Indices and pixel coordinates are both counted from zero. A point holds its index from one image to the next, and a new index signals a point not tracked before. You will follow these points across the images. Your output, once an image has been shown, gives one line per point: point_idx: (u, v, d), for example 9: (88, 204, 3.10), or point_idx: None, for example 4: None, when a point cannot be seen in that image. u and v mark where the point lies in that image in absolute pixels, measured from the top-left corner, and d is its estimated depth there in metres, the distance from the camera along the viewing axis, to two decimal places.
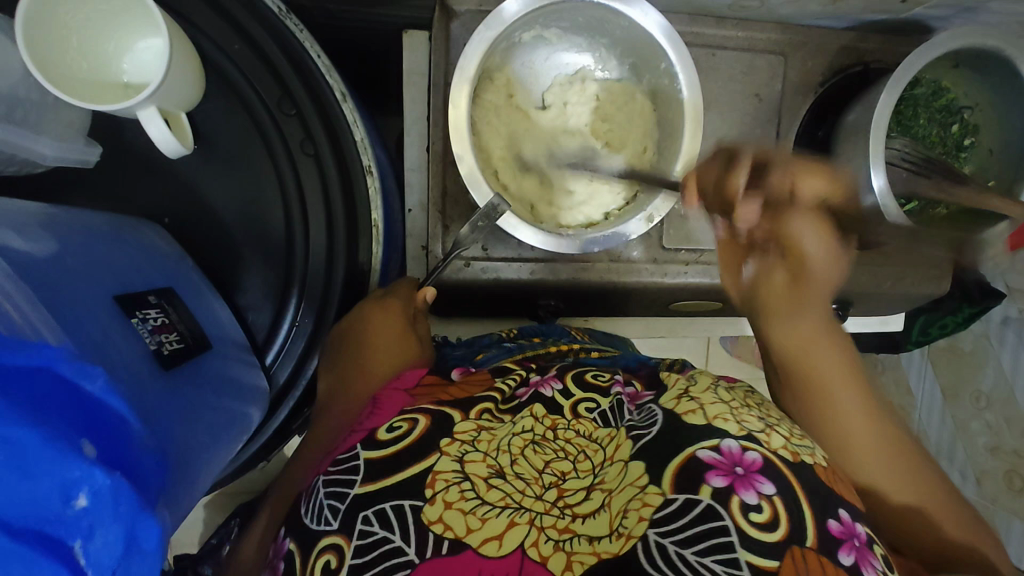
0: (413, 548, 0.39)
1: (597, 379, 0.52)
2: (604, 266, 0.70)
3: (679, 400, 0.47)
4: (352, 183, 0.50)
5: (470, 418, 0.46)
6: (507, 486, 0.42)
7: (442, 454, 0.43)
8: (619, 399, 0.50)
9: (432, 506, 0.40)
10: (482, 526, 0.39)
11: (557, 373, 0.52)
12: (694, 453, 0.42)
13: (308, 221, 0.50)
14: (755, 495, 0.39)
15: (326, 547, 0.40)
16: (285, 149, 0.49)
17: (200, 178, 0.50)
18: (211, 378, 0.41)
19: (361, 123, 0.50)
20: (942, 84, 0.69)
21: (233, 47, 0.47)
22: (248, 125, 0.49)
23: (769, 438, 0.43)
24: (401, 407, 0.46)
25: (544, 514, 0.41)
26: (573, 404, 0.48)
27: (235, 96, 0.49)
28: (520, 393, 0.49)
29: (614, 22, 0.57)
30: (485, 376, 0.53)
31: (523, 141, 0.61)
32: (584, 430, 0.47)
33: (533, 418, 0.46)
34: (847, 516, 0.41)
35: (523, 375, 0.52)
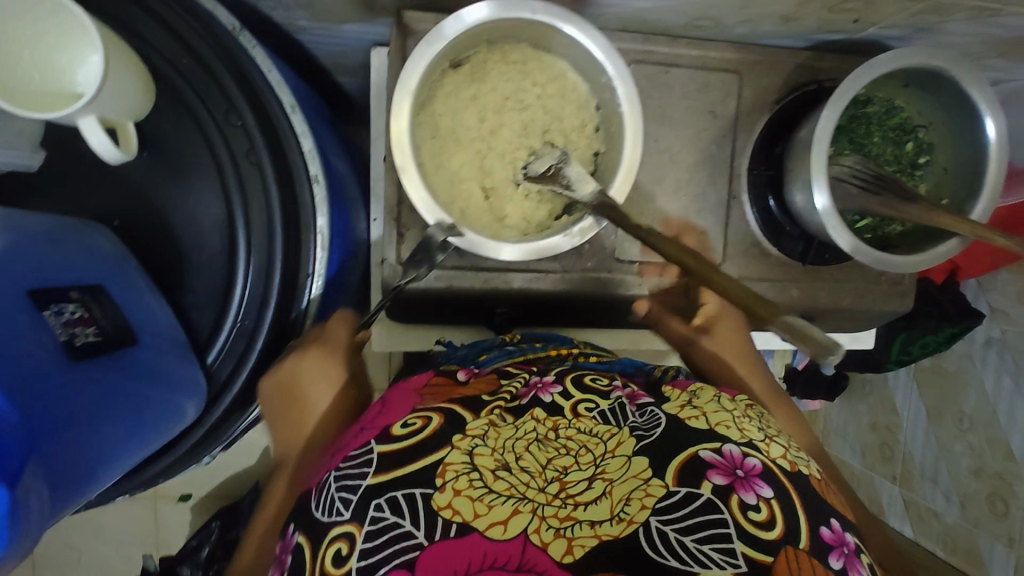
0: (421, 533, 0.41)
1: (596, 383, 0.53)
2: (557, 276, 0.72)
3: (683, 407, 0.50)
4: (294, 189, 0.52)
5: (481, 417, 0.48)
6: (511, 478, 0.43)
7: (454, 448, 0.45)
8: (620, 402, 0.50)
9: (442, 493, 0.42)
10: (487, 512, 0.42)
11: (555, 376, 0.53)
12: (695, 452, 0.45)
13: (251, 225, 0.52)
14: (754, 496, 0.43)
15: (338, 535, 0.43)
16: (232, 158, 0.52)
17: (150, 183, 0.53)
18: (134, 370, 0.45)
19: (309, 135, 0.53)
20: (895, 103, 0.70)
21: (182, 61, 0.50)
22: (197, 135, 0.52)
23: (769, 448, 0.47)
24: (412, 407, 0.49)
25: (546, 505, 0.42)
26: (573, 404, 0.49)
27: (184, 103, 0.51)
28: (522, 394, 0.50)
29: (558, 40, 0.60)
30: (492, 377, 0.55)
31: (472, 153, 0.63)
32: (584, 427, 0.47)
33: (535, 420, 0.47)
34: (838, 525, 0.45)
35: (527, 377, 0.53)
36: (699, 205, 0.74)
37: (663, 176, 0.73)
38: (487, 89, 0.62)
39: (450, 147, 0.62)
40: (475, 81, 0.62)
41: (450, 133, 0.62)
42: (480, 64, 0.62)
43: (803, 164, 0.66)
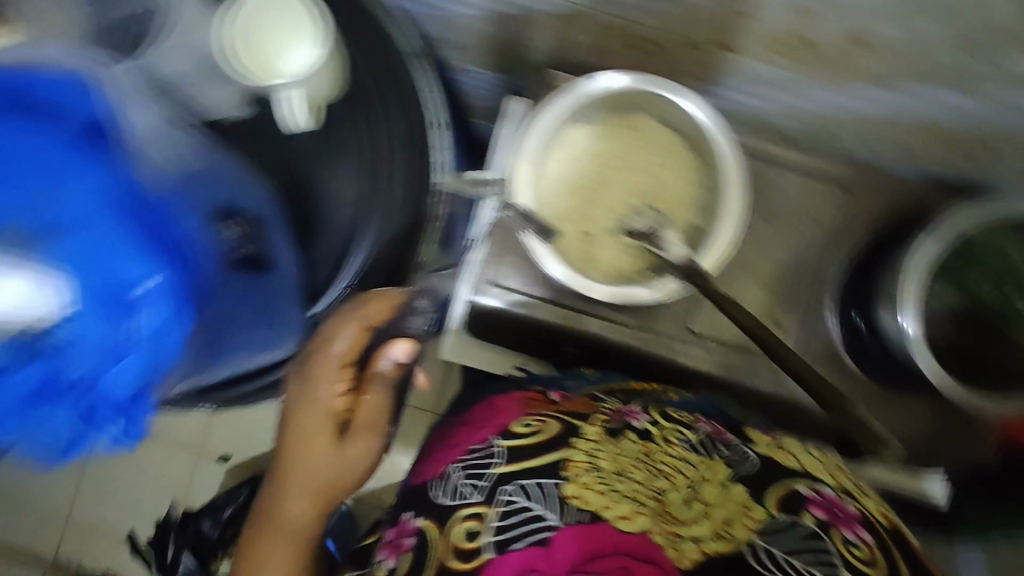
0: (554, 517, 0.55)
1: (680, 415, 0.65)
2: (628, 331, 0.75)
3: (771, 447, 0.62)
4: (423, 191, 0.63)
5: (594, 428, 0.63)
6: (625, 487, 0.56)
7: (574, 448, 0.60)
8: (706, 435, 0.62)
9: (570, 484, 0.57)
10: (613, 507, 0.55)
11: (642, 408, 0.66)
12: (794, 488, 0.57)
13: (382, 210, 0.63)
14: (855, 534, 0.54)
15: (468, 516, 0.57)
16: (383, 154, 0.63)
17: (312, 157, 0.65)
18: (258, 288, 0.67)
19: (449, 150, 0.64)
20: (1008, 251, 0.67)
21: (366, 72, 0.62)
22: (359, 130, 0.63)
23: (857, 500, 0.58)
24: (517, 412, 0.66)
25: (659, 515, 0.55)
26: (661, 431, 0.62)
27: (365, 102, 0.62)
28: (613, 416, 0.64)
29: (682, 121, 0.66)
30: (585, 400, 0.68)
31: (581, 200, 0.69)
32: (676, 453, 0.60)
33: (635, 442, 0.61)
34: None
35: (610, 408, 0.66)
36: (781, 302, 0.76)
37: (750, 266, 0.76)
38: (606, 149, 0.70)
39: (562, 190, 0.69)
40: (600, 139, 0.69)
41: (565, 179, 0.69)
42: (607, 126, 0.70)
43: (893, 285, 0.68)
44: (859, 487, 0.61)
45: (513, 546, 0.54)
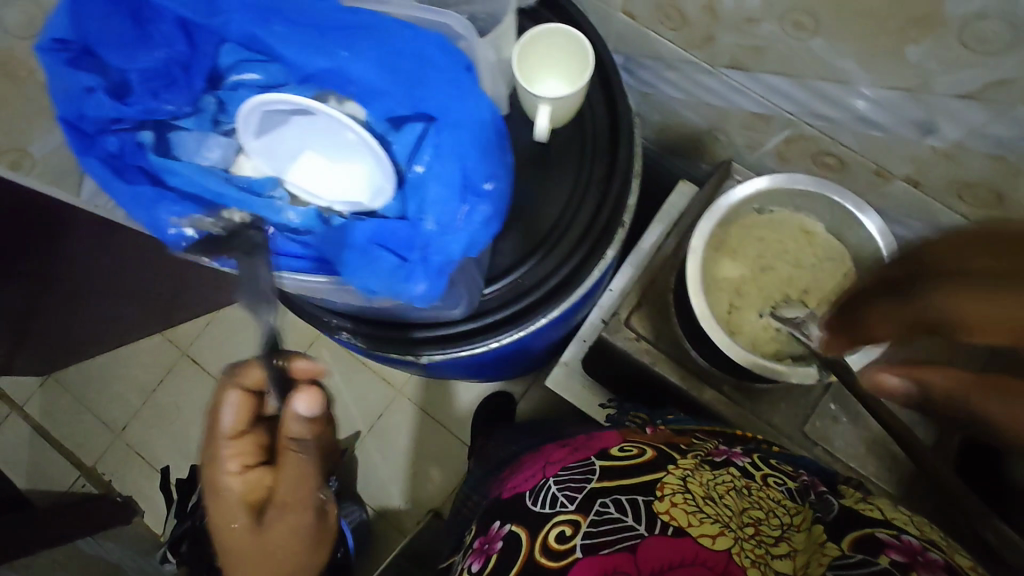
0: (642, 528, 0.56)
1: (781, 466, 0.69)
2: (744, 411, 0.77)
3: (859, 501, 0.61)
4: (611, 222, 0.69)
5: (687, 458, 0.67)
6: (716, 509, 0.58)
7: (670, 472, 0.64)
8: (806, 486, 0.65)
9: (663, 501, 0.59)
10: (699, 525, 0.55)
11: (742, 452, 0.70)
12: (871, 533, 0.54)
13: (569, 226, 0.68)
14: None
15: (564, 521, 0.60)
16: (588, 180, 0.69)
17: (523, 162, 0.72)
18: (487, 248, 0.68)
19: (637, 195, 0.71)
20: None
21: (597, 109, 0.70)
22: (573, 154, 0.71)
23: (965, 560, 0.52)
24: (612, 442, 0.71)
25: (745, 538, 0.55)
26: (761, 476, 0.66)
27: (586, 137, 0.71)
28: (716, 453, 0.68)
29: (857, 232, 0.71)
30: (682, 436, 0.73)
31: (739, 274, 0.74)
32: (773, 495, 0.63)
33: (728, 474, 0.64)
34: None
35: (712, 444, 0.71)
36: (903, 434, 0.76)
37: None
38: (775, 237, 0.75)
39: (726, 262, 0.75)
40: (772, 226, 0.75)
41: (730, 251, 0.75)
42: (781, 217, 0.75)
43: None
44: (933, 530, 0.56)
45: (600, 551, 0.55)
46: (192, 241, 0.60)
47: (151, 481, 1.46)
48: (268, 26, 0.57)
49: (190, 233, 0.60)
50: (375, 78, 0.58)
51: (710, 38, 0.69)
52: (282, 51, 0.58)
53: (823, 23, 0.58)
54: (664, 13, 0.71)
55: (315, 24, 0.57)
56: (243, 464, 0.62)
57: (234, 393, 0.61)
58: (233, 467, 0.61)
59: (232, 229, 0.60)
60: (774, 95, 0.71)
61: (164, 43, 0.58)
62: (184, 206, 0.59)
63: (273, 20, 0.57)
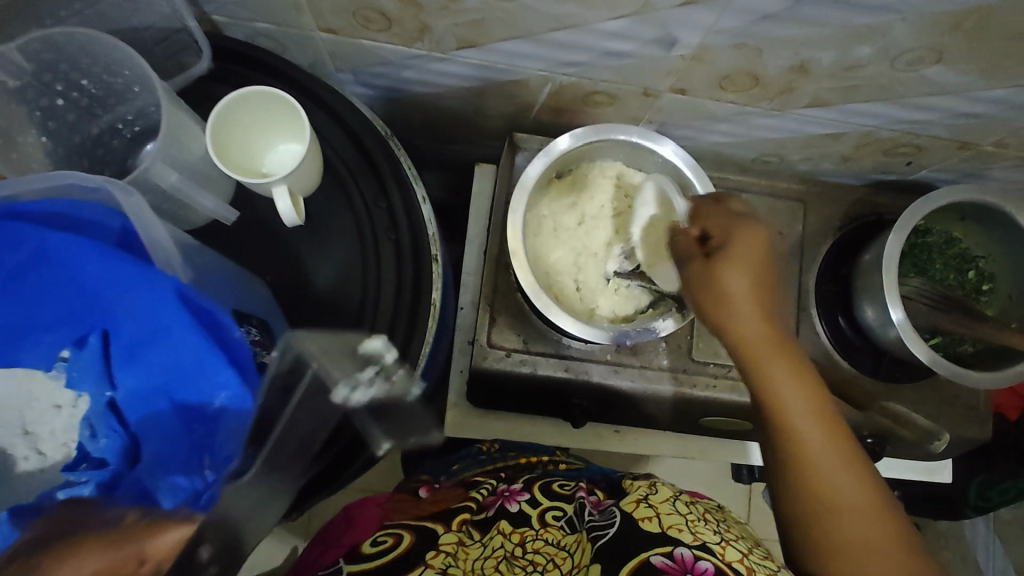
0: None
1: (563, 489, 0.72)
2: (635, 370, 0.76)
3: (638, 506, 0.59)
4: (420, 260, 0.61)
5: (451, 531, 0.66)
6: None
7: (428, 567, 0.58)
8: (581, 504, 0.67)
9: None
10: None
11: (523, 487, 0.72)
12: (648, 557, 0.51)
13: (382, 292, 0.60)
14: None
15: None
16: (366, 211, 0.61)
17: (298, 248, 0.62)
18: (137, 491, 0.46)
19: (433, 222, 0.63)
20: (954, 235, 0.75)
21: (341, 146, 0.61)
22: (349, 217, 0.62)
23: (724, 551, 0.52)
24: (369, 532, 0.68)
25: None
26: (540, 512, 0.68)
27: (348, 181, 0.61)
28: (488, 505, 0.70)
29: (650, 157, 0.70)
30: (462, 492, 0.76)
31: (554, 258, 0.70)
32: (553, 536, 0.64)
33: (501, 537, 0.64)
34: (690, 558, 0.50)
35: (493, 485, 0.75)
36: None
37: None
38: (579, 216, 0.71)
39: (548, 256, 0.70)
40: (570, 202, 0.71)
41: (549, 244, 0.70)
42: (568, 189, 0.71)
43: (871, 284, 0.72)
44: (731, 531, 0.59)
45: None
46: None
47: None
48: None
49: None
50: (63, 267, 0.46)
51: (425, 27, 0.61)
52: None
53: None
54: (362, 16, 0.60)
55: None
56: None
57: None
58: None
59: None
60: (517, 59, 0.65)
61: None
62: None
63: None
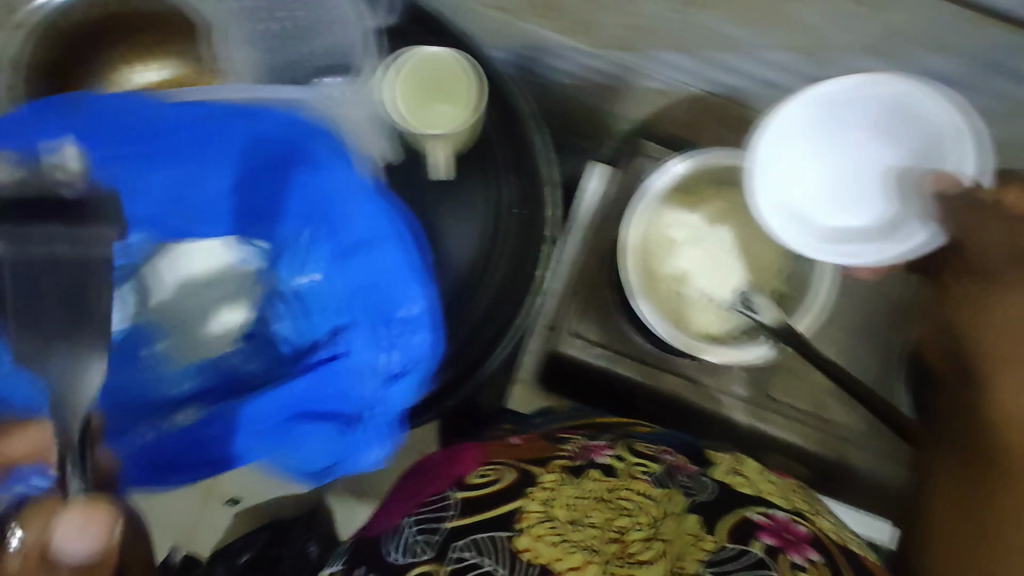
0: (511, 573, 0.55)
1: (645, 449, 0.72)
2: (707, 390, 0.78)
3: (730, 475, 0.69)
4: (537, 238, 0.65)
5: (554, 471, 0.67)
6: (582, 533, 0.59)
7: (531, 499, 0.63)
8: (667, 465, 0.70)
9: (524, 538, 0.58)
10: (566, 558, 0.56)
11: (608, 443, 0.72)
12: (746, 514, 0.62)
13: (498, 258, 0.65)
14: (803, 556, 0.57)
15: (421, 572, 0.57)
16: (498, 182, 0.66)
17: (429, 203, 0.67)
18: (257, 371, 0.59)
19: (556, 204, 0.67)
20: None
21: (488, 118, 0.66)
22: (480, 183, 0.66)
23: (815, 519, 0.64)
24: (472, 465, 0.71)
25: (613, 562, 0.57)
26: (630, 466, 0.69)
27: (488, 148, 0.66)
28: (577, 455, 0.70)
29: None
30: (543, 441, 0.74)
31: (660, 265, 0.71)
32: (640, 487, 0.66)
33: (592, 480, 0.66)
34: (782, 520, 0.61)
35: (578, 442, 0.72)
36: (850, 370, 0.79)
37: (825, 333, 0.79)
38: (691, 230, 0.72)
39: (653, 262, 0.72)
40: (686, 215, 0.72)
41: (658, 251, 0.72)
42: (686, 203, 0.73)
43: None
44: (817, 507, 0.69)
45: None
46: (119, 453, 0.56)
47: None
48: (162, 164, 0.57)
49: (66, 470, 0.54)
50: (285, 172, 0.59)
51: (591, 23, 0.65)
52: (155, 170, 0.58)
53: None
54: (534, 2, 0.65)
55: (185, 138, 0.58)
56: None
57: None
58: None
59: (140, 448, 0.57)
60: (665, 70, 0.68)
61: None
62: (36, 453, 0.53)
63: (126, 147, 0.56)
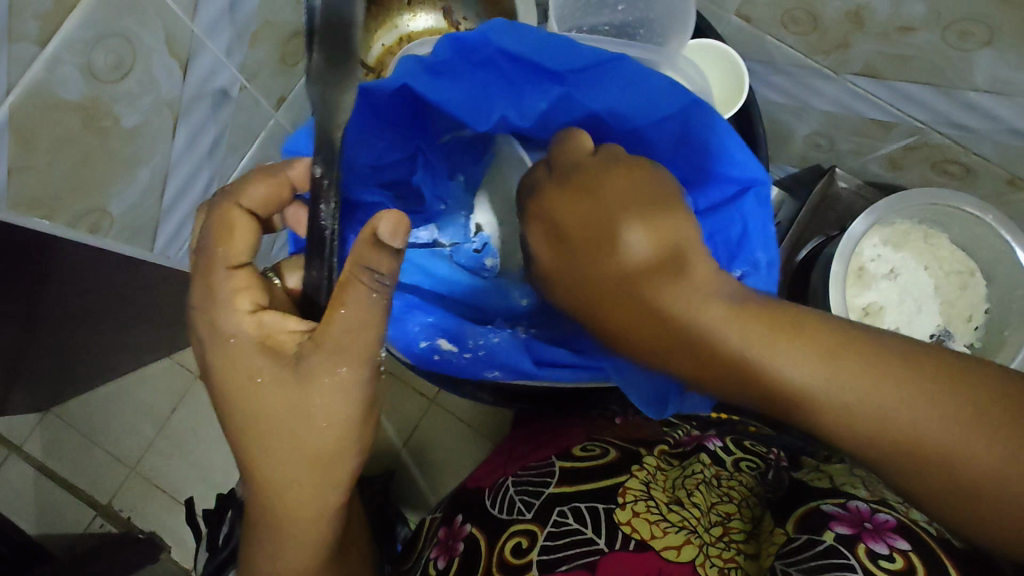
0: (600, 540, 0.56)
1: (753, 447, 0.72)
2: None
3: (812, 471, 0.64)
4: None
5: (654, 454, 0.68)
6: (682, 513, 0.59)
7: (632, 475, 0.63)
8: (776, 466, 0.68)
9: (624, 510, 0.58)
10: (662, 535, 0.56)
11: (717, 437, 0.73)
12: (818, 506, 0.56)
13: None
14: (886, 546, 0.50)
15: (518, 532, 0.59)
16: None
17: None
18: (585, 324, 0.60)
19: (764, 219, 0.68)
20: None
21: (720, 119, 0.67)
22: None
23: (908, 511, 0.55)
24: (577, 439, 0.69)
25: (711, 545, 0.56)
26: (734, 458, 0.69)
27: None
28: (686, 441, 0.72)
29: (989, 244, 0.69)
30: (653, 430, 0.74)
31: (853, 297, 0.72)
32: (744, 482, 0.66)
33: (700, 465, 0.67)
34: (865, 509, 0.54)
35: (686, 433, 0.74)
36: None
37: None
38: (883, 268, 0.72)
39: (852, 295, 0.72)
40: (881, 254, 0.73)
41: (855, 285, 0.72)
42: (886, 240, 0.73)
43: None
44: None
45: (560, 568, 0.54)
46: (440, 360, 0.58)
47: (173, 517, 0.97)
48: (524, 104, 0.58)
49: (440, 350, 0.58)
50: (647, 123, 0.57)
51: (844, 44, 0.64)
52: (537, 100, 0.58)
53: (999, 34, 0.54)
54: (790, 16, 0.65)
55: (566, 74, 0.55)
56: (257, 301, 0.42)
57: (236, 212, 0.44)
58: (243, 305, 0.41)
59: (493, 348, 0.58)
60: (905, 103, 0.67)
61: (397, 147, 0.61)
62: (437, 320, 0.59)
63: (502, 64, 0.55)
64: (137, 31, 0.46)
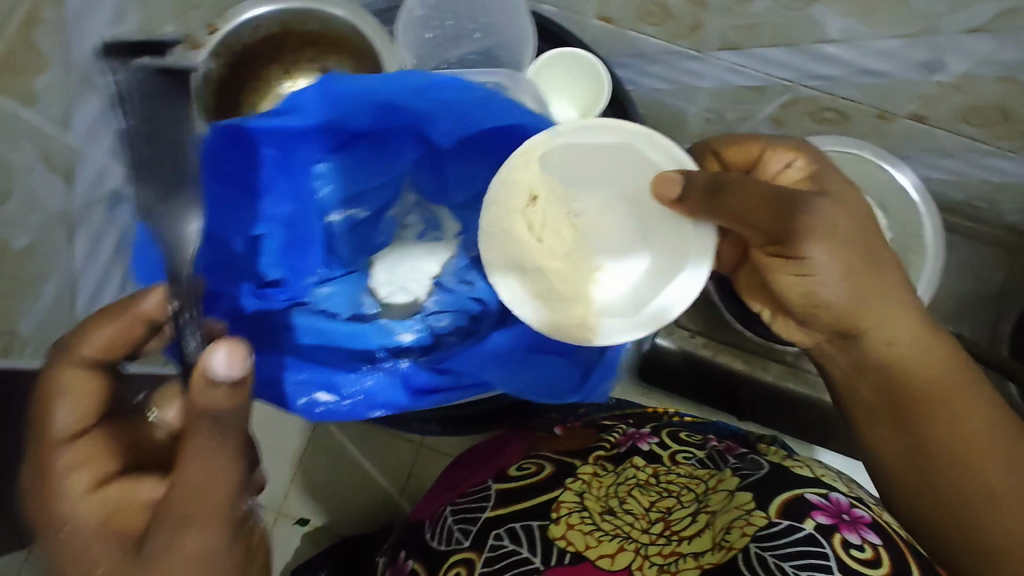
0: (537, 558, 0.58)
1: (690, 437, 0.73)
2: (809, 375, 0.80)
3: (784, 458, 0.67)
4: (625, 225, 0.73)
5: (589, 462, 0.69)
6: (616, 521, 0.61)
7: (566, 489, 0.65)
8: (716, 451, 0.71)
9: (558, 525, 0.60)
10: (598, 544, 0.58)
11: (650, 430, 0.73)
12: (801, 493, 0.60)
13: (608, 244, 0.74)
14: (859, 537, 0.54)
15: (457, 561, 0.60)
16: None
17: None
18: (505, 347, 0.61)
19: None
20: None
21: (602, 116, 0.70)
22: None
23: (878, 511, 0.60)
24: (511, 459, 0.70)
25: (649, 546, 0.58)
26: (671, 453, 0.70)
27: None
28: (621, 442, 0.71)
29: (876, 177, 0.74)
30: (589, 431, 0.75)
31: None
32: (686, 471, 0.68)
33: (634, 468, 0.68)
34: (840, 502, 0.58)
35: (623, 429, 0.73)
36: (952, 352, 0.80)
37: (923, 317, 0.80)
38: None
39: None
40: None
41: None
42: None
43: None
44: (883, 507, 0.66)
45: None
46: (323, 410, 0.57)
47: None
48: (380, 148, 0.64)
49: (317, 403, 0.57)
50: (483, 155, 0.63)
51: (700, 27, 0.69)
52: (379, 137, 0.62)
53: None
54: (644, 11, 0.70)
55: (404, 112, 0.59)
56: (96, 476, 0.42)
57: (78, 374, 0.44)
58: (80, 486, 0.41)
59: (368, 389, 0.60)
60: (769, 67, 0.72)
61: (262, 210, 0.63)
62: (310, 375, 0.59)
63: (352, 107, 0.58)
64: (12, 156, 0.48)
